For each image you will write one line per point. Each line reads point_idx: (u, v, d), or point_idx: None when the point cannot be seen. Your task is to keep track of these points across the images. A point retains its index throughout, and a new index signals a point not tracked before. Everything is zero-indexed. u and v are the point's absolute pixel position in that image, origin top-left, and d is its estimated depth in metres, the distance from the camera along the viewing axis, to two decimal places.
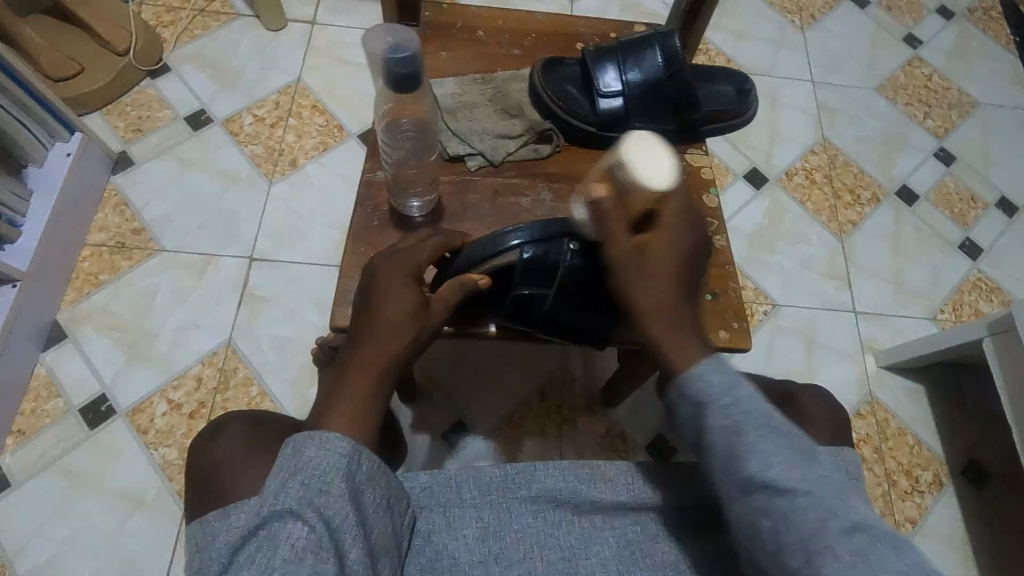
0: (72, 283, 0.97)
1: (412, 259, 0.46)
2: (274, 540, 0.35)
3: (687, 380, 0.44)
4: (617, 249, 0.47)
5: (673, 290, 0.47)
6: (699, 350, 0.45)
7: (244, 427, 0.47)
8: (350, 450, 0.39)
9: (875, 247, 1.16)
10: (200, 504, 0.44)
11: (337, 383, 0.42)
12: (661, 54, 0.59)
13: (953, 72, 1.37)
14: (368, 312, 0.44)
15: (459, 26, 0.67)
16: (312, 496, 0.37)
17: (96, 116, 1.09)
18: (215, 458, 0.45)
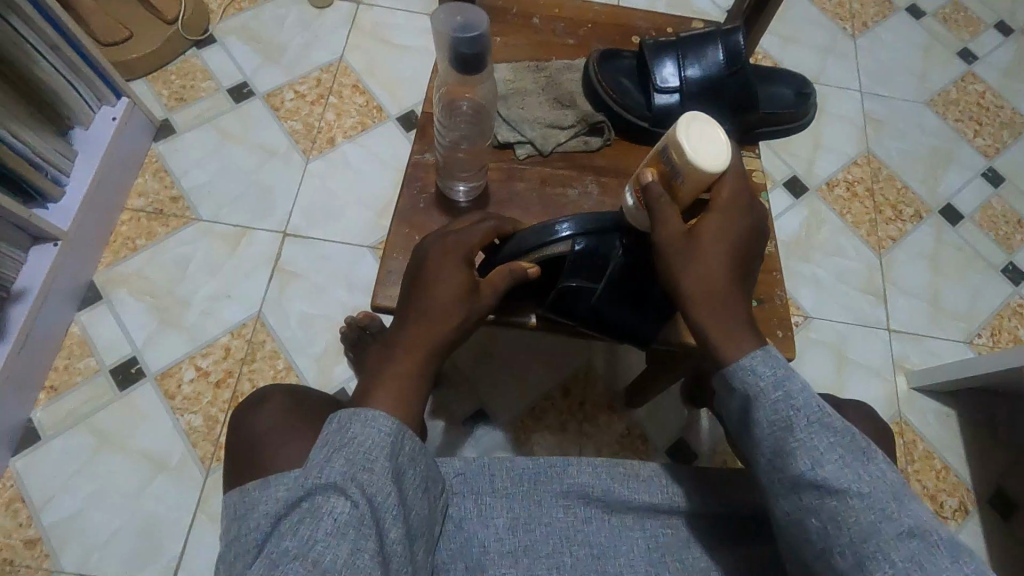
0: (110, 246, 0.98)
1: (466, 242, 0.46)
2: (316, 513, 0.35)
3: (735, 371, 0.43)
4: (669, 234, 0.47)
5: (724, 274, 0.46)
6: (751, 339, 0.44)
7: (285, 399, 0.48)
8: (394, 430, 0.39)
9: (914, 265, 1.13)
10: (238, 472, 0.44)
11: (384, 361, 0.42)
12: (722, 52, 0.58)
13: (1008, 90, 1.33)
14: (418, 292, 0.43)
15: (514, 11, 0.66)
16: (355, 471, 0.36)
17: (141, 83, 1.10)
18: (256, 427, 0.46)
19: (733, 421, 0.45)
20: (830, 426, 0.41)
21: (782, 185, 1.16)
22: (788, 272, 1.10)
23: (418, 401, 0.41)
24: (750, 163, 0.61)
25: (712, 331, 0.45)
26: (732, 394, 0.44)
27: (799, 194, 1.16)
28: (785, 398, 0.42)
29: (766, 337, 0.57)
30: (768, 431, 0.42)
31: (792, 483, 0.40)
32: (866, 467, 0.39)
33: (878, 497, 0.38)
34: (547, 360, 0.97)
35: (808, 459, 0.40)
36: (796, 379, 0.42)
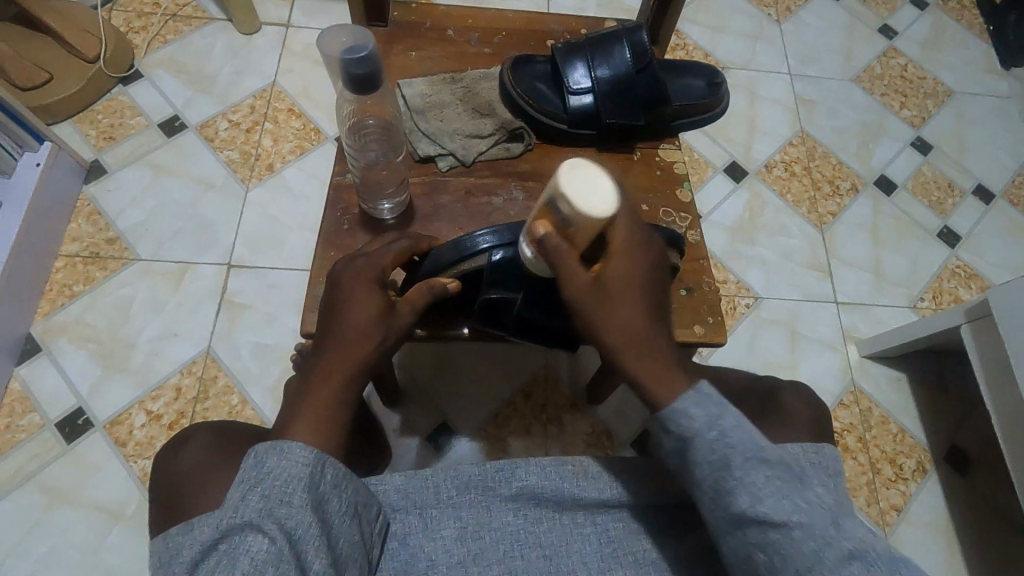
0: (45, 296, 0.95)
1: (376, 265, 0.46)
2: (232, 555, 0.34)
3: (669, 415, 0.42)
4: (575, 285, 0.44)
5: (639, 315, 0.44)
6: (681, 378, 0.43)
7: (208, 437, 0.47)
8: (312, 460, 0.39)
9: (855, 237, 1.16)
10: (164, 516, 0.43)
11: (302, 392, 0.42)
12: (629, 49, 0.59)
13: (928, 62, 1.39)
14: (333, 317, 0.44)
15: (428, 25, 0.67)
16: (272, 507, 0.36)
17: (67, 125, 1.07)
18: (178, 469, 0.45)
19: (672, 461, 0.44)
20: (768, 459, 0.41)
21: (723, 171, 1.19)
22: (736, 255, 1.12)
23: (337, 427, 0.41)
24: (669, 155, 0.62)
25: (650, 378, 0.43)
26: (668, 436, 0.43)
27: (740, 178, 1.19)
28: (722, 434, 0.41)
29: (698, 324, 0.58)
30: (708, 471, 0.41)
31: (733, 520, 0.40)
32: (799, 494, 0.40)
33: (818, 526, 0.39)
34: (505, 366, 0.97)
35: (748, 497, 0.40)
36: (730, 415, 0.42)
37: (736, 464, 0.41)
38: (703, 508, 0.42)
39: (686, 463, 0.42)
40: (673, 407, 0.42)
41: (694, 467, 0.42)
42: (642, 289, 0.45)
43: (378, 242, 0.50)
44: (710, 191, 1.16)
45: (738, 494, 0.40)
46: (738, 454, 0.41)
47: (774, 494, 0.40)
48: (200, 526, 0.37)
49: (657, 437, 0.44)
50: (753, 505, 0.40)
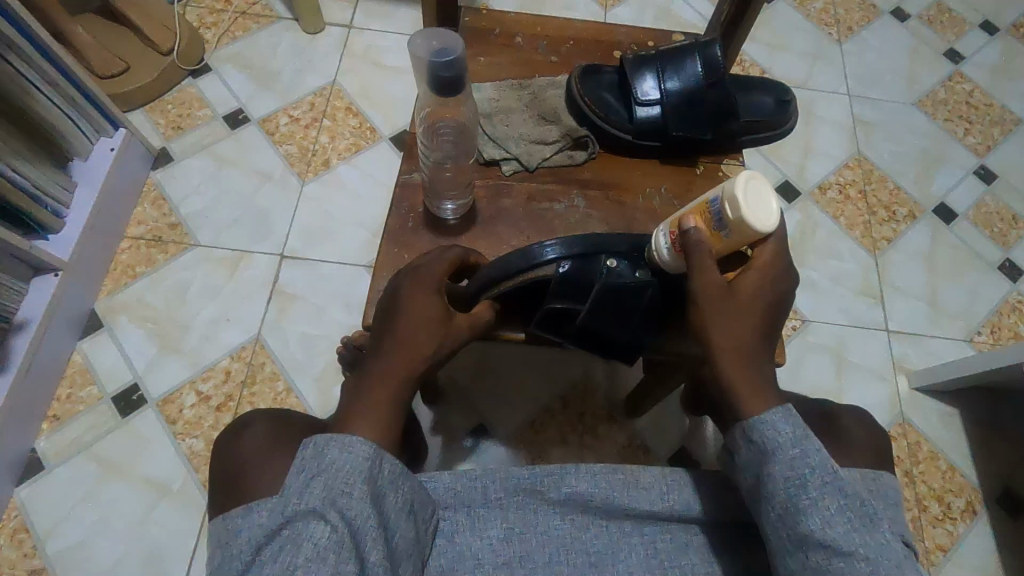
0: (110, 275, 1.00)
1: (434, 275, 0.47)
2: (294, 539, 0.36)
3: (758, 425, 0.45)
4: (705, 283, 0.47)
5: (750, 330, 0.48)
6: (770, 397, 0.47)
7: (267, 426, 0.48)
8: (372, 453, 0.40)
9: (910, 265, 1.13)
10: (225, 499, 0.45)
11: (359, 393, 0.43)
12: (701, 63, 0.59)
13: (996, 89, 1.34)
14: (389, 325, 0.45)
15: (497, 32, 0.68)
16: (334, 496, 0.38)
17: (139, 114, 1.12)
18: (241, 449, 0.47)
19: (745, 473, 0.46)
20: (845, 489, 0.42)
21: (774, 191, 1.17)
22: None
23: (395, 426, 0.43)
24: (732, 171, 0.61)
25: (742, 389, 0.47)
26: (751, 444, 0.46)
27: (792, 198, 1.16)
28: (802, 454, 0.43)
29: None
30: (781, 486, 0.43)
31: (796, 541, 0.41)
32: (873, 530, 0.40)
33: (886, 564, 0.39)
34: (545, 373, 0.97)
35: (819, 519, 0.41)
36: (817, 438, 0.44)
37: (812, 484, 0.42)
38: (768, 529, 0.43)
39: (761, 475, 0.44)
40: (760, 418, 0.45)
41: (766, 482, 0.44)
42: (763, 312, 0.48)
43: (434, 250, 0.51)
44: None
45: (808, 515, 0.41)
46: (816, 476, 0.42)
47: (842, 525, 0.40)
48: (262, 509, 0.39)
49: (736, 445, 0.47)
50: (821, 528, 0.40)
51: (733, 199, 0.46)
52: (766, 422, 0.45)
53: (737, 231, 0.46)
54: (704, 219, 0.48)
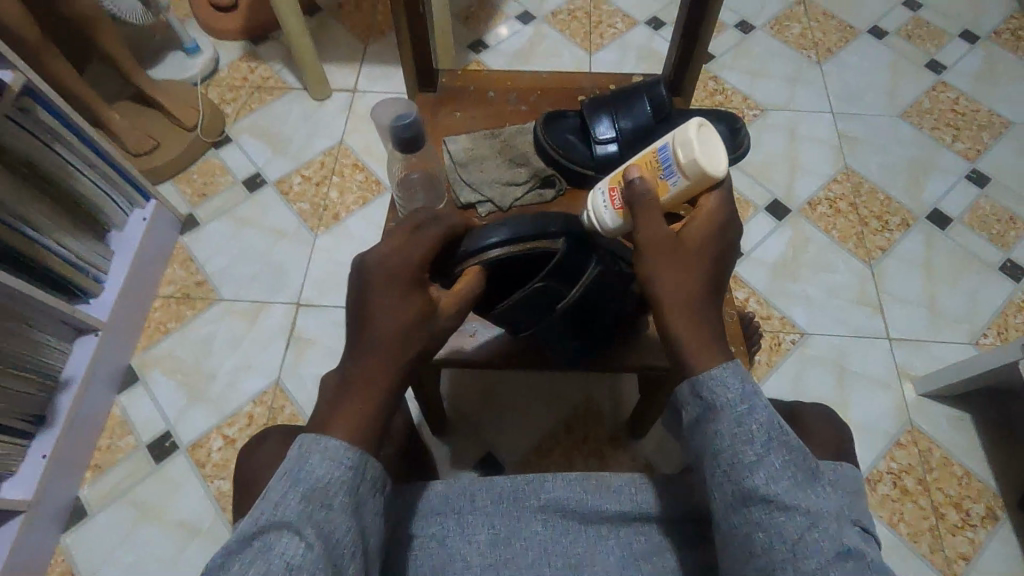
0: (144, 332, 1.09)
1: (409, 264, 0.47)
2: (268, 552, 0.39)
3: (705, 381, 0.47)
4: (650, 235, 0.51)
5: (696, 279, 0.49)
6: (718, 350, 0.48)
7: (279, 437, 0.57)
8: (355, 463, 0.44)
9: (907, 272, 1.14)
10: (242, 503, 0.54)
11: (351, 389, 0.45)
12: (650, 103, 0.65)
13: (982, 94, 1.36)
14: (371, 321, 0.46)
15: (471, 88, 0.76)
16: (313, 510, 0.41)
17: (168, 185, 1.24)
18: (259, 464, 0.55)
19: (691, 428, 0.48)
20: (790, 447, 0.45)
21: (764, 210, 1.20)
22: (779, 292, 1.12)
23: (378, 427, 0.45)
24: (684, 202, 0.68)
25: (689, 341, 0.48)
26: (697, 400, 0.47)
27: (782, 216, 1.20)
28: (749, 410, 0.46)
29: None
30: (729, 441, 0.45)
31: (743, 497, 0.44)
32: (810, 487, 0.44)
33: (822, 520, 0.42)
34: (548, 400, 1.01)
35: (765, 475, 0.44)
36: (762, 396, 0.47)
37: (758, 440, 0.45)
38: (713, 483, 0.46)
39: (707, 432, 0.47)
40: (709, 373, 0.47)
41: (713, 439, 0.46)
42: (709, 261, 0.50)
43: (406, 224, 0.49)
44: (751, 229, 1.18)
45: (754, 471, 0.44)
46: (762, 432, 0.45)
47: (786, 480, 0.44)
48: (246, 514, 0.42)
49: (683, 402, 0.49)
50: (765, 483, 0.44)
51: (684, 148, 0.52)
52: (715, 380, 0.47)
53: (687, 177, 0.52)
54: (651, 171, 0.53)
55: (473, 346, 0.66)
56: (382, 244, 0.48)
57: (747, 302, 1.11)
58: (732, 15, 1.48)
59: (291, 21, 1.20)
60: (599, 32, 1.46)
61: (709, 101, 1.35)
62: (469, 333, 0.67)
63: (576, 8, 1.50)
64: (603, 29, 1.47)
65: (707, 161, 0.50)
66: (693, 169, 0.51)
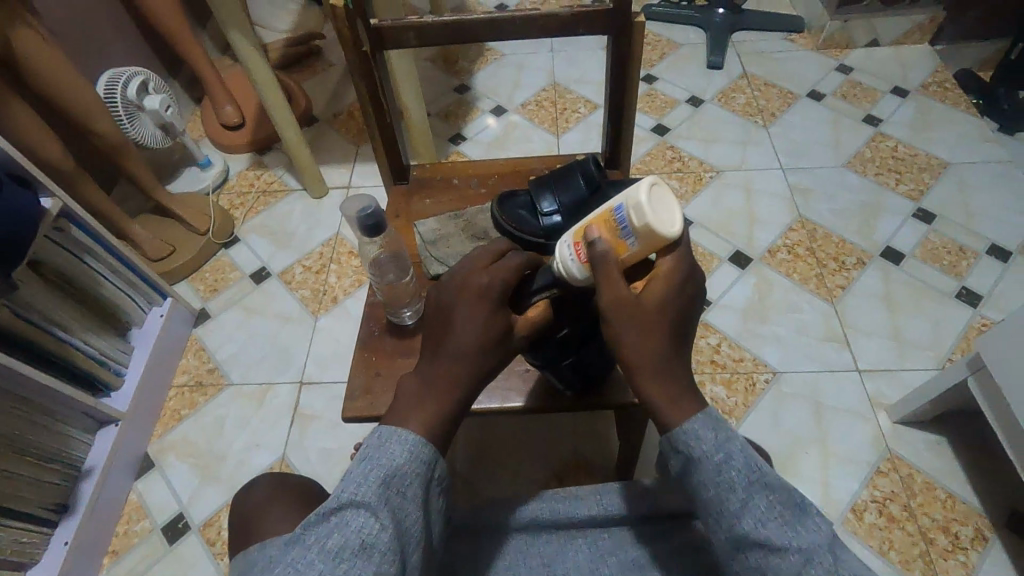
0: (160, 420, 1.17)
1: (499, 284, 0.51)
2: (344, 526, 0.41)
3: (679, 435, 0.47)
4: (614, 298, 0.49)
5: (663, 338, 0.48)
6: (691, 402, 0.48)
7: (270, 480, 0.64)
8: (428, 460, 0.46)
9: (869, 307, 1.21)
10: (240, 539, 0.59)
11: (427, 392, 0.49)
12: (582, 176, 0.75)
13: (918, 140, 1.49)
14: (454, 331, 0.50)
15: (439, 178, 0.89)
16: (391, 494, 0.43)
17: (183, 283, 1.37)
18: (249, 504, 0.62)
19: (680, 478, 0.48)
20: (772, 486, 0.45)
21: (727, 261, 1.30)
22: (749, 335, 1.19)
23: (446, 429, 0.49)
24: None
25: (659, 399, 0.48)
26: (677, 455, 0.48)
27: (745, 265, 1.29)
28: (726, 458, 0.46)
29: None
30: (714, 491, 0.45)
31: (736, 543, 0.44)
32: (802, 521, 0.43)
33: (814, 549, 0.42)
34: (537, 455, 1.06)
35: (752, 519, 0.43)
36: (736, 441, 0.46)
37: (740, 485, 0.45)
38: (711, 530, 0.46)
39: (693, 483, 0.47)
40: (681, 427, 0.47)
41: (699, 487, 0.46)
42: (674, 317, 0.49)
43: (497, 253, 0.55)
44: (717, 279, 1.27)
45: (742, 517, 0.44)
46: (743, 477, 0.45)
47: (775, 520, 0.43)
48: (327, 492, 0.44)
49: (668, 457, 0.49)
50: (756, 527, 0.43)
51: (639, 210, 0.50)
52: (688, 432, 0.47)
53: (644, 238, 0.50)
54: (608, 230, 0.52)
55: None
56: (476, 258, 0.54)
57: (720, 346, 1.17)
58: (683, 92, 1.65)
59: (289, 134, 1.37)
60: (565, 117, 1.63)
61: (668, 168, 1.48)
62: None
63: (543, 99, 1.69)
64: (568, 115, 1.64)
65: (658, 223, 0.49)
66: (647, 233, 0.50)
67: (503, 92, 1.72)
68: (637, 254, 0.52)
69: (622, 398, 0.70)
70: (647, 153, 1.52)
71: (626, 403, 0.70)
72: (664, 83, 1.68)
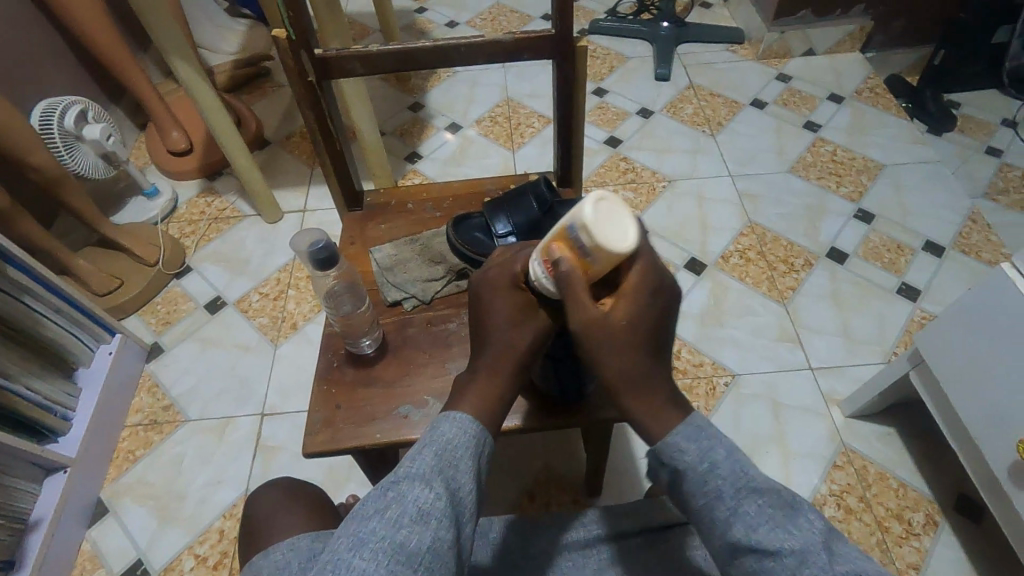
0: (114, 462, 1.12)
1: (510, 273, 0.55)
2: (401, 498, 0.42)
3: (664, 449, 0.47)
4: (582, 314, 0.49)
5: (630, 354, 0.49)
6: (671, 410, 0.48)
7: (287, 486, 0.71)
8: (476, 437, 0.48)
9: (818, 306, 1.26)
10: (252, 539, 0.66)
11: (472, 374, 0.53)
12: (535, 200, 0.76)
13: (855, 144, 1.56)
14: (486, 321, 0.54)
15: (393, 203, 0.89)
16: (443, 467, 0.44)
17: (134, 317, 1.32)
18: (266, 504, 0.69)
19: (670, 491, 0.48)
20: (759, 488, 0.44)
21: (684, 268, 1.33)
22: (708, 339, 1.22)
23: (495, 411, 0.51)
24: None
25: (640, 408, 0.49)
26: (665, 466, 0.48)
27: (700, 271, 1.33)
28: (712, 467, 0.45)
29: (623, 401, 0.71)
30: (702, 500, 0.45)
31: (732, 549, 0.43)
32: (795, 520, 0.42)
33: (807, 549, 0.41)
34: (508, 472, 1.06)
35: (744, 525, 0.43)
36: (720, 447, 0.46)
37: (727, 493, 0.44)
38: (705, 537, 0.45)
39: (684, 493, 0.46)
40: (666, 441, 0.47)
41: (690, 497, 0.46)
42: (641, 332, 0.49)
43: (509, 253, 0.59)
44: None
45: (734, 524, 0.43)
46: (728, 484, 0.44)
47: (767, 523, 0.42)
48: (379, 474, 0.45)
49: (657, 472, 0.48)
50: (748, 532, 0.42)
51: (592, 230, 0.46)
52: (669, 444, 0.47)
53: (602, 257, 0.46)
54: (568, 246, 0.48)
55: (406, 428, 0.66)
56: (498, 255, 0.59)
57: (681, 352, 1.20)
58: (633, 104, 1.70)
59: (239, 159, 1.34)
60: (519, 132, 1.65)
61: (622, 179, 1.51)
62: (401, 415, 0.68)
63: (497, 114, 1.70)
64: (523, 129, 1.66)
65: (613, 246, 0.45)
66: (603, 254, 0.46)
67: (457, 109, 1.73)
68: (601, 269, 0.48)
69: (584, 417, 0.70)
70: (602, 165, 1.55)
71: (593, 418, 0.70)
72: (615, 96, 1.72)
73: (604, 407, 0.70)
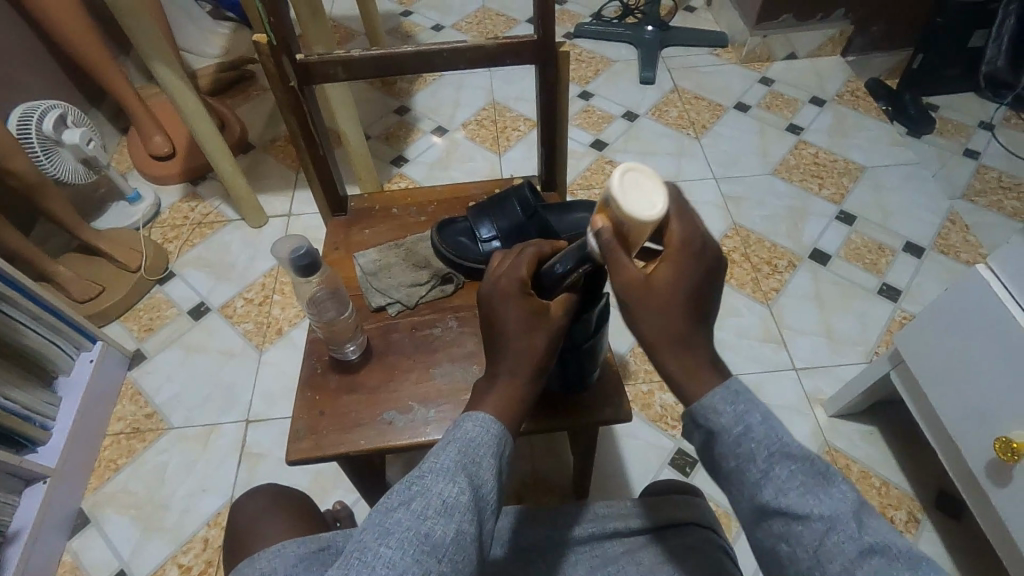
0: (95, 472, 1.10)
1: (515, 278, 0.52)
2: (426, 492, 0.41)
3: (699, 411, 0.43)
4: (624, 282, 0.44)
5: (680, 317, 0.44)
6: (712, 375, 0.44)
7: (269, 493, 0.70)
8: (498, 435, 0.47)
9: (802, 307, 1.27)
10: (235, 549, 0.65)
11: (492, 382, 0.51)
12: (518, 204, 0.76)
13: (837, 146, 1.58)
14: (497, 330, 0.52)
15: (377, 208, 0.88)
16: (467, 463, 0.44)
17: (116, 324, 1.30)
18: (248, 513, 0.68)
19: (698, 449, 0.45)
20: (796, 454, 0.41)
21: None
22: None
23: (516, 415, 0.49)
24: None
25: (685, 380, 0.44)
26: (693, 426, 0.44)
27: None
28: (746, 430, 0.42)
29: (607, 405, 0.71)
30: (732, 463, 0.42)
31: (759, 512, 0.41)
32: (828, 489, 0.40)
33: (838, 517, 0.39)
34: None
35: (773, 489, 0.40)
36: (755, 411, 0.42)
37: (760, 457, 0.41)
38: (730, 498, 0.43)
39: (712, 456, 0.43)
40: (703, 403, 0.43)
41: (719, 456, 0.43)
42: (689, 297, 0.45)
43: (507, 254, 0.56)
44: None
45: (762, 488, 0.41)
46: (762, 449, 0.41)
47: (798, 488, 0.40)
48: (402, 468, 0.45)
49: (688, 429, 0.45)
50: (776, 497, 0.40)
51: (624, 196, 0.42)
52: (707, 408, 0.43)
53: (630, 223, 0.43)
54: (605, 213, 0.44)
55: (391, 433, 0.66)
56: (494, 261, 0.56)
57: None
58: (618, 107, 1.71)
59: (222, 164, 1.33)
60: (505, 135, 1.66)
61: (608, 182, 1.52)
62: (386, 421, 0.67)
63: (483, 118, 1.70)
64: (509, 133, 1.66)
65: (641, 211, 0.41)
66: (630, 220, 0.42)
67: (444, 112, 1.73)
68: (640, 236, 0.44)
69: (568, 420, 0.70)
70: (588, 168, 1.56)
71: (578, 422, 0.70)
72: (600, 99, 1.73)
73: (588, 410, 0.70)
